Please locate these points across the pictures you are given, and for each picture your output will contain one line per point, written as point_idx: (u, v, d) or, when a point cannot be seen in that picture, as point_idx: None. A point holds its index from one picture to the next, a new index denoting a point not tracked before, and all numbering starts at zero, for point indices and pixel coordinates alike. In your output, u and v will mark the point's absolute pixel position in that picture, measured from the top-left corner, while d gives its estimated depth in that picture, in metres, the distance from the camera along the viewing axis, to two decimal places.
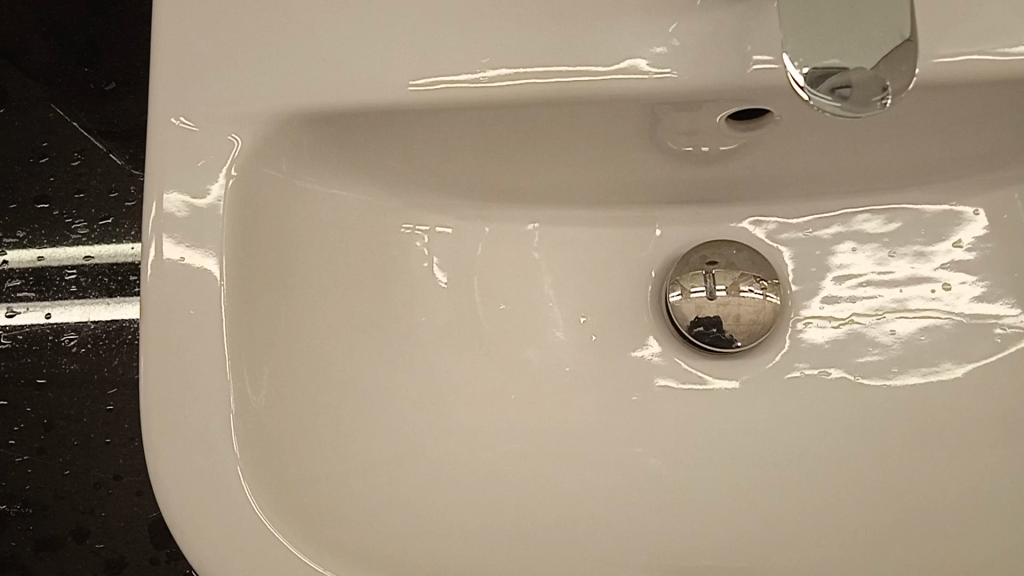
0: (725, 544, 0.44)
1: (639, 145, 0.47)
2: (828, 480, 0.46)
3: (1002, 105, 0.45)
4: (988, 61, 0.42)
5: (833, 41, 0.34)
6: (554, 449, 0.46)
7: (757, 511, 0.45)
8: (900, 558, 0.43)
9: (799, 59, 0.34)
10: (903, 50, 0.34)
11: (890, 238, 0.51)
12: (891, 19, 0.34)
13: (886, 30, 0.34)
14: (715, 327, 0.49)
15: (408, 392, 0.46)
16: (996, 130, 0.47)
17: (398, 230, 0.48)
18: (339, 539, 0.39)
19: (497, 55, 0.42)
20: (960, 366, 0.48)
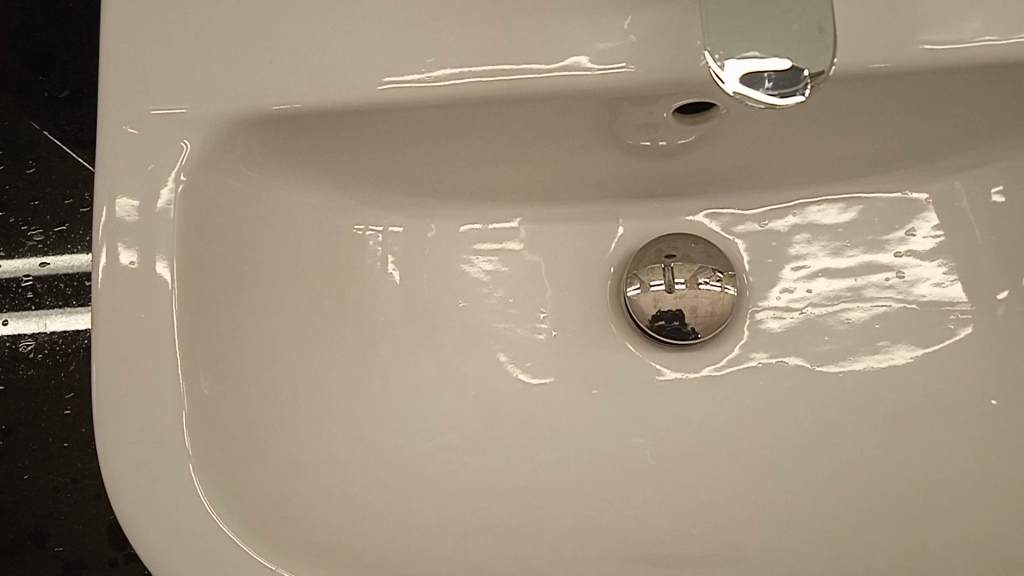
0: (678, 533, 0.45)
1: (590, 141, 0.48)
2: (783, 468, 0.46)
3: (949, 94, 0.46)
4: (932, 54, 0.43)
5: (756, 32, 0.34)
6: (510, 444, 0.47)
7: (713, 500, 0.46)
8: (851, 543, 0.44)
9: (721, 52, 0.34)
10: (822, 40, 0.34)
11: (845, 228, 0.51)
12: (809, 11, 0.35)
13: (805, 21, 0.34)
14: (675, 320, 0.49)
15: (363, 391, 0.46)
16: (946, 118, 0.48)
17: (352, 231, 0.49)
18: (291, 537, 0.40)
19: (446, 55, 0.43)
20: (914, 352, 0.48)
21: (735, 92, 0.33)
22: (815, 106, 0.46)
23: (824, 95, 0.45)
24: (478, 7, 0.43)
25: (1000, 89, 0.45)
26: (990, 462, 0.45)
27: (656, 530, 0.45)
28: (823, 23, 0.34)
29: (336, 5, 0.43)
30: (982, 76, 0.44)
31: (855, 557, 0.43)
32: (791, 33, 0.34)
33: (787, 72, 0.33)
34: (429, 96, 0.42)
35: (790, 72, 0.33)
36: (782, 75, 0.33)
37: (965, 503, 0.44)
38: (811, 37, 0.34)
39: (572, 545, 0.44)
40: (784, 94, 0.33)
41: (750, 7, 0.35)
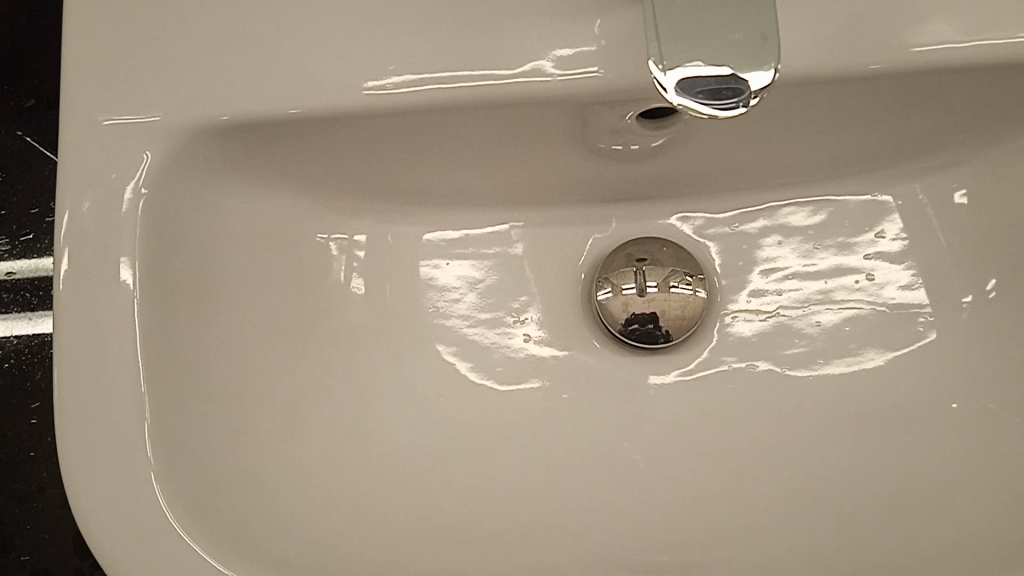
0: (641, 538, 0.45)
1: (557, 146, 0.48)
2: (748, 472, 0.46)
3: (912, 95, 0.46)
4: (891, 61, 0.43)
5: (701, 41, 0.34)
6: (477, 451, 0.47)
7: (676, 504, 0.46)
8: (815, 547, 0.44)
9: (666, 62, 0.34)
10: (766, 48, 0.34)
11: (815, 231, 0.51)
12: (754, 18, 0.34)
13: (750, 29, 0.34)
14: (648, 323, 0.49)
15: (326, 399, 0.46)
16: (910, 120, 0.48)
17: (313, 240, 0.49)
18: (253, 544, 0.40)
19: (408, 61, 0.43)
20: (884, 355, 0.48)
21: (679, 103, 0.33)
22: (778, 108, 0.46)
23: (788, 97, 0.45)
24: (440, 13, 0.43)
25: (959, 91, 0.46)
26: (953, 465, 0.45)
27: (618, 535, 0.45)
28: (765, 32, 0.35)
29: (297, 14, 0.44)
30: (939, 78, 0.45)
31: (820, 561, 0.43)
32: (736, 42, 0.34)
33: (733, 82, 0.33)
34: (390, 103, 0.42)
35: (737, 84, 0.33)
36: (728, 86, 0.33)
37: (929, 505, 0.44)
38: (754, 46, 0.34)
39: (534, 551, 0.44)
40: (727, 107, 0.33)
41: (694, 12, 0.35)
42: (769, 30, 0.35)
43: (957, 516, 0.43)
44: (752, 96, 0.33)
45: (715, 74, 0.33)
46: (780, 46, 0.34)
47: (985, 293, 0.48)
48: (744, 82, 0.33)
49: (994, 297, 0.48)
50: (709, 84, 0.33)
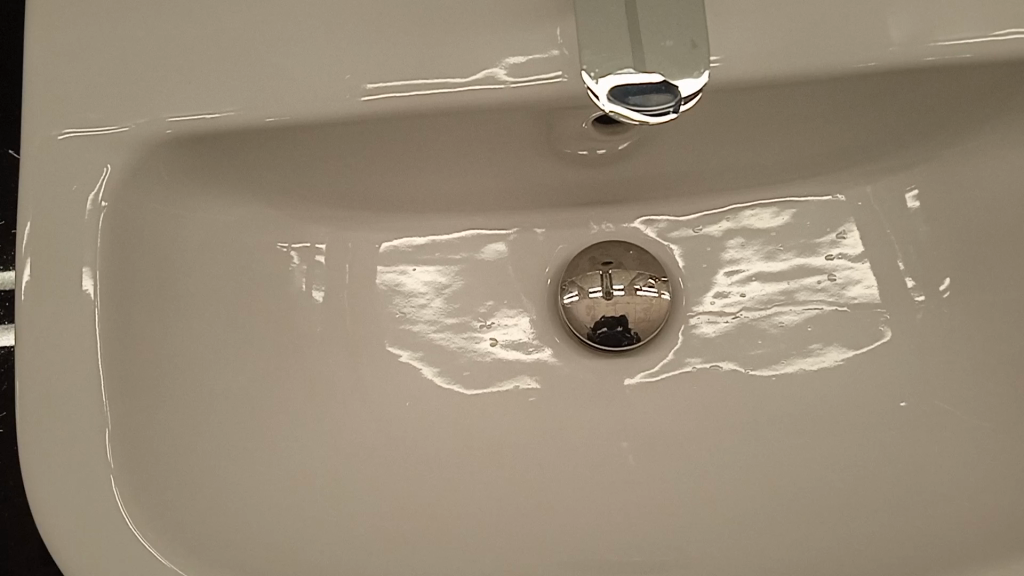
0: (602, 538, 0.45)
1: (516, 151, 0.48)
2: (709, 471, 0.47)
3: (866, 95, 0.46)
4: (842, 62, 0.44)
5: (631, 48, 0.35)
6: (439, 454, 0.47)
7: (637, 504, 0.46)
8: (776, 543, 0.44)
9: (596, 69, 0.34)
10: (694, 54, 0.34)
11: (778, 232, 0.52)
12: (684, 24, 0.35)
13: (679, 35, 0.35)
14: (618, 326, 0.50)
15: (288, 405, 0.46)
16: (865, 121, 0.49)
17: (273, 247, 0.49)
18: (215, 548, 0.40)
19: (364, 68, 0.43)
20: (845, 354, 0.49)
21: (611, 110, 0.34)
22: (736, 111, 0.47)
23: (742, 101, 0.46)
24: (394, 22, 0.44)
25: (911, 90, 0.46)
26: (913, 460, 0.45)
27: (579, 534, 0.45)
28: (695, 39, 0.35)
29: (254, 25, 0.44)
30: (891, 78, 0.45)
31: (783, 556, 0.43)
32: (664, 49, 0.35)
33: (663, 88, 0.34)
34: (346, 110, 0.43)
35: (667, 90, 0.34)
36: (658, 92, 0.34)
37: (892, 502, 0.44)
38: (685, 51, 0.35)
39: (494, 552, 0.44)
40: (658, 112, 0.33)
41: (622, 20, 0.35)
42: (699, 36, 0.35)
43: (914, 511, 0.44)
44: (683, 101, 0.33)
45: (645, 81, 0.34)
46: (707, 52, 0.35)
47: (940, 292, 0.49)
48: (674, 88, 0.34)
49: (948, 296, 0.48)
50: (639, 90, 0.34)
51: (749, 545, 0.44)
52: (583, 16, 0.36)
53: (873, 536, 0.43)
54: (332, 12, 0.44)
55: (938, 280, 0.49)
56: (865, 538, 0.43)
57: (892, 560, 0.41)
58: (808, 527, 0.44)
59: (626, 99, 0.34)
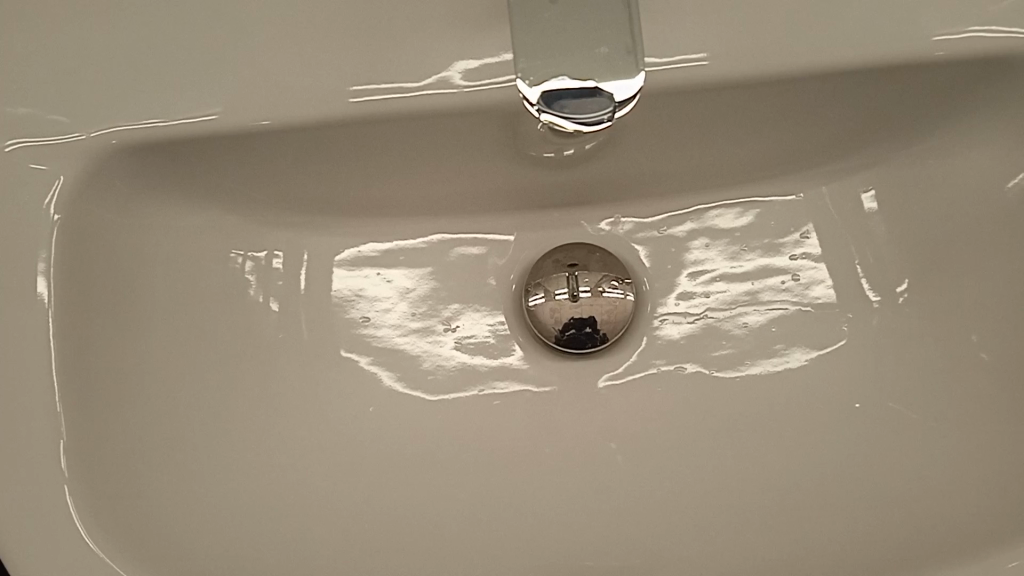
0: (558, 541, 0.44)
1: (473, 154, 0.48)
2: (667, 473, 0.46)
3: (820, 96, 0.46)
4: (793, 61, 0.44)
5: (567, 55, 0.36)
6: (398, 459, 0.47)
7: (595, 507, 0.45)
8: (740, 540, 0.43)
9: (533, 76, 0.36)
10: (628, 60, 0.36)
11: (742, 232, 0.51)
12: (619, 31, 0.36)
13: (615, 42, 0.36)
14: (586, 327, 0.50)
15: (247, 411, 0.46)
16: (821, 120, 0.49)
17: (227, 257, 0.49)
18: (169, 554, 0.40)
19: (317, 75, 0.44)
20: (809, 354, 0.49)
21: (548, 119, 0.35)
22: (693, 113, 0.47)
23: (697, 103, 0.46)
24: (346, 28, 0.44)
25: (864, 91, 0.46)
26: (878, 457, 0.45)
27: (536, 537, 0.44)
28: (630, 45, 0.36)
29: (206, 30, 0.44)
30: (844, 79, 0.45)
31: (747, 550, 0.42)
32: (599, 56, 0.36)
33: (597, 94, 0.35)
34: (300, 115, 0.44)
35: (601, 96, 0.35)
36: (592, 98, 0.35)
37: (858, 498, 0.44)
38: (618, 60, 0.36)
39: (449, 555, 0.44)
40: (592, 119, 0.34)
41: (561, 30, 0.36)
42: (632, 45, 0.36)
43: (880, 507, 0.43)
44: (618, 107, 0.35)
45: (580, 87, 0.35)
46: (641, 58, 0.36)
47: (895, 297, 0.48)
48: (608, 94, 0.35)
49: (905, 300, 0.48)
50: (574, 96, 0.35)
51: (713, 539, 0.43)
52: (523, 24, 0.37)
53: (836, 531, 0.43)
54: (286, 20, 0.45)
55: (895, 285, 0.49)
56: (822, 537, 0.42)
57: (849, 560, 0.41)
58: (775, 522, 0.44)
59: (562, 105, 0.35)
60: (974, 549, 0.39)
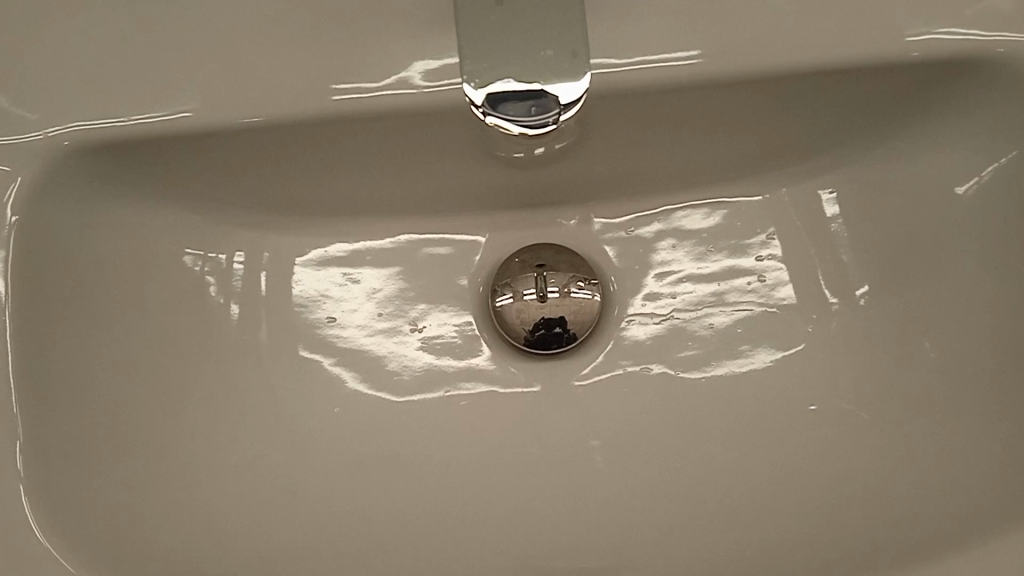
0: (513, 543, 0.44)
1: (434, 154, 0.48)
2: (624, 475, 0.46)
3: (779, 97, 0.46)
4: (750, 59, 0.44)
5: (512, 57, 0.36)
6: (358, 460, 0.47)
7: (552, 510, 0.45)
8: (698, 538, 0.43)
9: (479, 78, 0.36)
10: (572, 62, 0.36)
11: (709, 234, 0.51)
12: (562, 34, 0.37)
13: (559, 44, 0.36)
14: (557, 326, 0.50)
15: (207, 410, 0.46)
16: (783, 122, 0.48)
17: (182, 258, 0.49)
18: (122, 547, 0.40)
19: (274, 78, 0.44)
20: (775, 354, 0.48)
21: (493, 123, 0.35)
22: (653, 115, 0.47)
23: (658, 104, 0.46)
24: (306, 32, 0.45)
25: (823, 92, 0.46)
26: (840, 456, 0.45)
27: (490, 538, 0.44)
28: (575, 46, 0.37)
29: (167, 32, 0.45)
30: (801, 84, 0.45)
31: (705, 549, 0.42)
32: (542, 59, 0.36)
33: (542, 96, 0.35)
34: (256, 116, 0.44)
35: (546, 99, 0.35)
36: (538, 101, 0.35)
37: (817, 496, 0.43)
38: (563, 62, 0.36)
39: (401, 557, 0.43)
40: (536, 125, 0.35)
41: (505, 31, 0.37)
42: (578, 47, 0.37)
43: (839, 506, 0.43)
44: (563, 110, 0.35)
45: (525, 89, 0.35)
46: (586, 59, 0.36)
47: (855, 299, 0.48)
48: (553, 96, 0.36)
49: (864, 304, 0.48)
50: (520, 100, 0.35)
51: (670, 538, 0.43)
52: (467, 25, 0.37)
53: (793, 528, 0.42)
54: (245, 24, 0.45)
55: (856, 290, 0.48)
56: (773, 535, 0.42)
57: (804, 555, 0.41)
58: (735, 522, 0.43)
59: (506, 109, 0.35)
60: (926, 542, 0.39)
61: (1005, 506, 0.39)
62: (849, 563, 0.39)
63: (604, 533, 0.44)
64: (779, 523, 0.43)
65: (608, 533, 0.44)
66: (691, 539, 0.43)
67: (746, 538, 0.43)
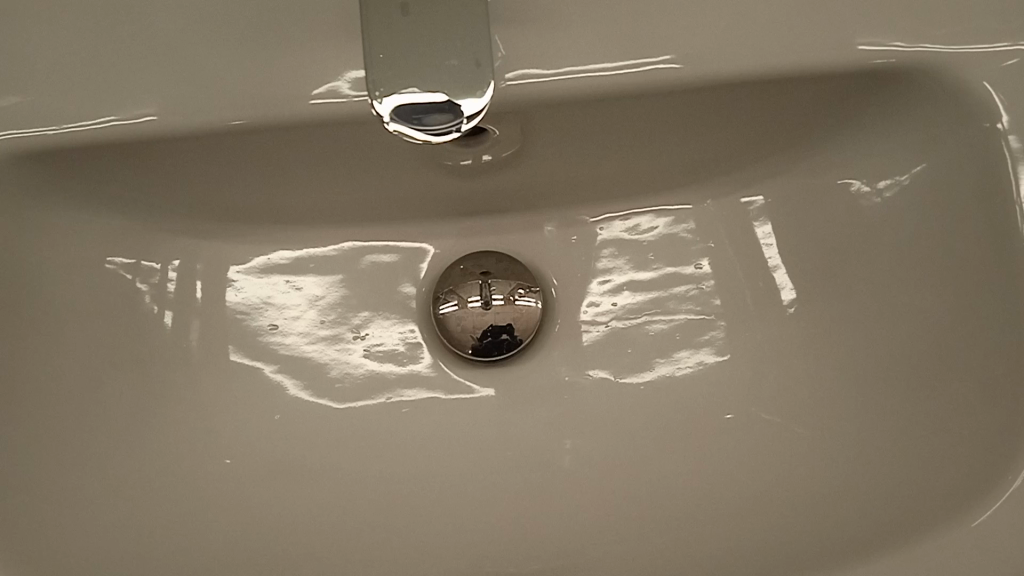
0: (438, 547, 0.44)
1: (368, 161, 0.48)
2: (551, 482, 0.46)
3: (699, 108, 0.46)
4: (664, 68, 0.44)
5: (417, 65, 0.36)
6: (295, 465, 0.47)
7: (477, 518, 0.45)
8: (628, 536, 0.43)
9: (382, 87, 0.36)
10: (477, 69, 0.37)
11: (650, 242, 0.52)
12: (469, 40, 0.37)
13: (465, 51, 0.37)
14: (504, 333, 0.50)
15: (138, 414, 0.46)
16: (715, 131, 0.49)
17: (103, 267, 0.49)
18: (43, 545, 0.40)
19: (189, 88, 0.44)
20: (711, 360, 0.49)
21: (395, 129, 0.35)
22: (587, 125, 0.47)
23: (589, 114, 0.46)
24: (224, 38, 0.44)
25: (744, 103, 0.46)
26: (772, 459, 0.45)
27: (409, 545, 0.44)
28: (479, 53, 0.37)
29: (95, 39, 0.45)
30: (730, 97, 0.45)
31: (633, 548, 0.42)
32: (446, 67, 0.36)
33: (447, 108, 0.35)
34: (172, 126, 0.44)
35: (449, 110, 0.35)
36: (441, 112, 0.35)
37: (748, 498, 0.44)
38: (468, 72, 0.36)
39: (330, 559, 0.43)
40: (439, 134, 0.35)
41: (410, 39, 0.37)
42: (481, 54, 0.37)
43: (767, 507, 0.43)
44: (465, 121, 0.35)
45: (429, 101, 0.36)
46: (490, 66, 0.37)
47: (785, 309, 0.48)
48: (456, 107, 0.36)
49: (793, 314, 0.48)
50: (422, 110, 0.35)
51: (599, 537, 0.43)
52: (371, 33, 0.37)
53: (721, 527, 0.42)
54: (172, 29, 0.45)
55: (784, 298, 0.49)
56: (690, 541, 0.42)
57: (729, 549, 0.41)
58: (665, 522, 0.43)
59: (409, 118, 0.35)
60: (846, 538, 0.39)
61: (916, 510, 0.39)
62: (770, 556, 0.39)
63: (535, 536, 0.44)
64: (709, 521, 0.43)
65: (539, 535, 0.44)
66: (620, 540, 0.43)
67: (673, 536, 0.43)
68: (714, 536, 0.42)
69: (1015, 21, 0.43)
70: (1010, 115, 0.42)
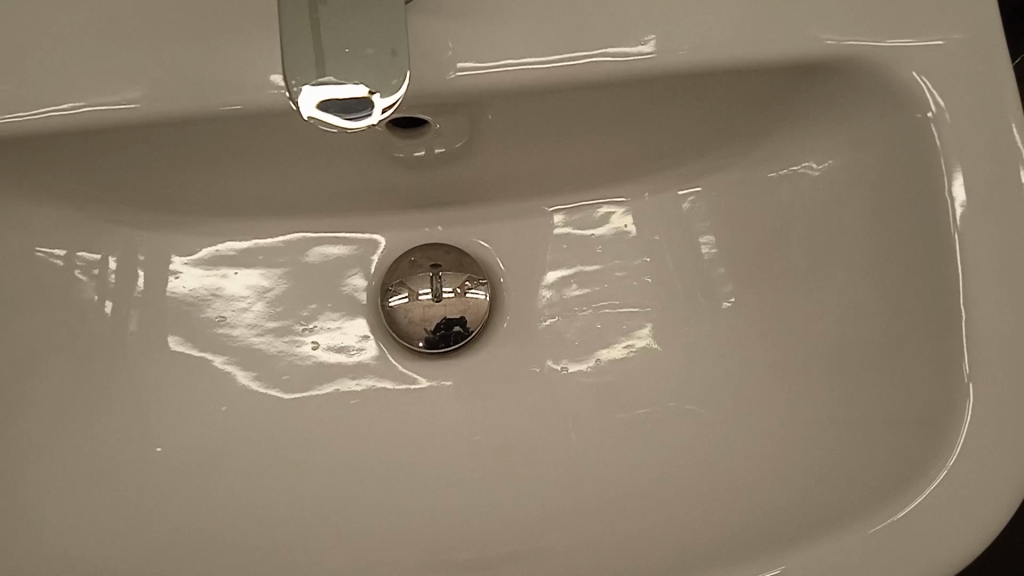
0: (376, 538, 0.44)
1: (314, 154, 0.48)
2: (491, 474, 0.46)
3: (640, 102, 0.46)
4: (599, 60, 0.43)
5: (333, 54, 0.36)
6: (239, 456, 0.47)
7: (416, 509, 0.45)
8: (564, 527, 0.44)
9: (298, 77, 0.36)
10: (394, 60, 0.37)
11: (599, 235, 0.52)
12: (386, 31, 0.37)
13: (381, 41, 0.37)
14: (457, 325, 0.50)
15: (77, 406, 0.47)
16: (658, 123, 0.49)
17: (31, 254, 0.48)
18: None
19: (121, 80, 0.44)
20: (655, 352, 0.49)
21: (311, 116, 0.35)
22: (529, 117, 0.47)
23: (530, 107, 0.46)
24: (159, 30, 0.44)
25: (683, 96, 0.46)
26: (709, 450, 0.45)
27: (345, 537, 0.44)
28: (395, 43, 0.37)
29: (30, 29, 0.44)
30: (669, 91, 0.46)
31: (567, 539, 0.43)
32: (362, 57, 0.36)
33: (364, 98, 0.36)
34: (103, 117, 0.43)
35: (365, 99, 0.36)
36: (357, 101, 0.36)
37: (683, 488, 0.44)
38: (385, 61, 0.37)
39: (266, 551, 0.43)
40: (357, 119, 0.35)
41: (327, 28, 0.37)
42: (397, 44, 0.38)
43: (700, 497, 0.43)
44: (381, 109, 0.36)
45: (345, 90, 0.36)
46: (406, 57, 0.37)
47: (722, 302, 0.49)
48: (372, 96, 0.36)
49: (729, 307, 0.49)
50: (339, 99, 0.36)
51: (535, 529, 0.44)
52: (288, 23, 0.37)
53: (654, 518, 0.43)
54: (108, 19, 0.44)
55: (723, 289, 0.49)
56: (622, 533, 0.42)
57: (660, 539, 0.41)
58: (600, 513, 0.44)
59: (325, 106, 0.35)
60: (772, 528, 0.39)
61: (844, 501, 0.39)
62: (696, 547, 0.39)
63: (473, 526, 0.44)
64: (643, 513, 0.43)
65: (477, 526, 0.44)
66: (554, 531, 0.43)
67: (606, 527, 0.43)
68: (647, 526, 0.42)
69: (949, 13, 0.43)
70: (942, 106, 0.42)
